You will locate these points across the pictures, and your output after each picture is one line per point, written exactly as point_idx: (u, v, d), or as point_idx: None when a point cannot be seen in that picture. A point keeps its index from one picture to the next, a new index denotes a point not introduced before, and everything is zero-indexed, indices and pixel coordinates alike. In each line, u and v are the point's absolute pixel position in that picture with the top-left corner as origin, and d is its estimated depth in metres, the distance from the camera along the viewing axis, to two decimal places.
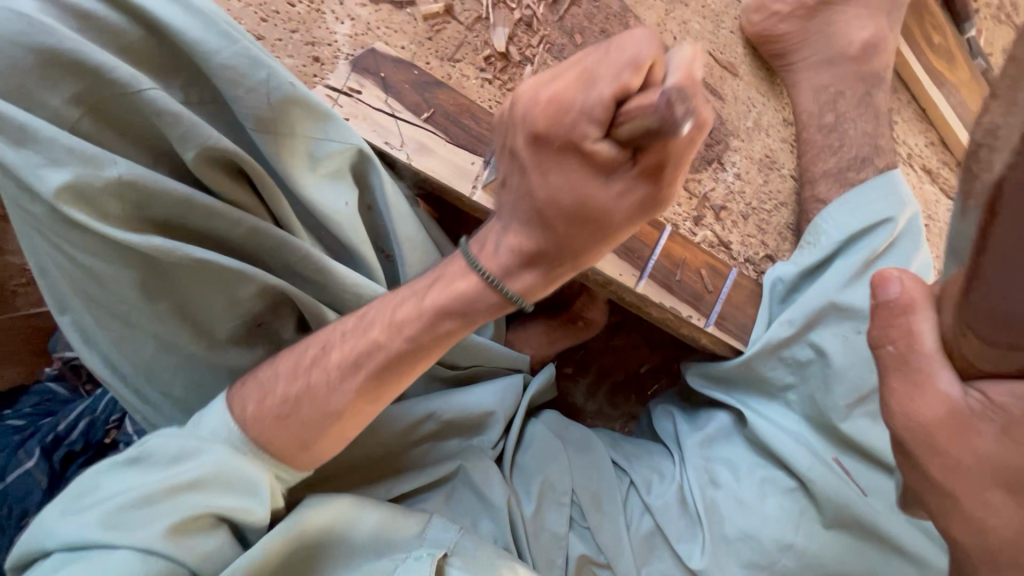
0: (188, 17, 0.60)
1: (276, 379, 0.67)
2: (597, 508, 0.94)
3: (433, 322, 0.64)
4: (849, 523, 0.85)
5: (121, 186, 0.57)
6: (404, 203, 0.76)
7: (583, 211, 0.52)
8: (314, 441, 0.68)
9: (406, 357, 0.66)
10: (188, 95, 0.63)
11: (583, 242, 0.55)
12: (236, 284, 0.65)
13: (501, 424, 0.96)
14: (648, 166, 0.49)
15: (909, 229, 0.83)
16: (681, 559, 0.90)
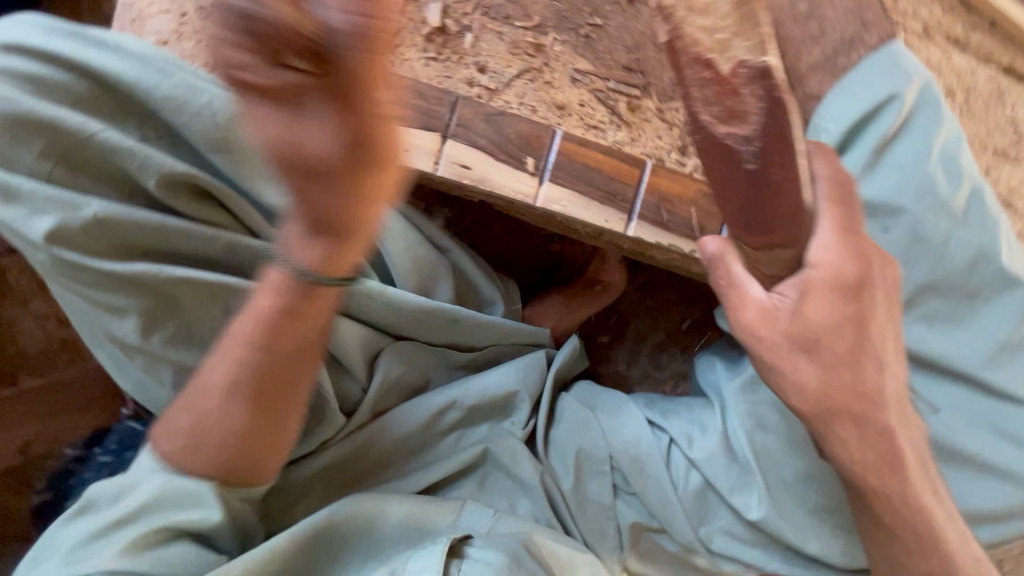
0: (123, 61, 0.65)
1: (180, 410, 0.70)
2: (639, 471, 0.89)
3: (276, 326, 0.66)
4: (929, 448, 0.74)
5: (97, 223, 0.64)
6: None
7: (360, 164, 0.46)
8: (242, 450, 0.70)
9: (299, 351, 0.69)
10: (143, 132, 0.68)
11: (370, 200, 0.50)
12: (229, 297, 0.71)
13: (527, 401, 0.94)
14: (373, 126, 0.44)
15: (924, 103, 0.74)
16: (738, 511, 0.86)
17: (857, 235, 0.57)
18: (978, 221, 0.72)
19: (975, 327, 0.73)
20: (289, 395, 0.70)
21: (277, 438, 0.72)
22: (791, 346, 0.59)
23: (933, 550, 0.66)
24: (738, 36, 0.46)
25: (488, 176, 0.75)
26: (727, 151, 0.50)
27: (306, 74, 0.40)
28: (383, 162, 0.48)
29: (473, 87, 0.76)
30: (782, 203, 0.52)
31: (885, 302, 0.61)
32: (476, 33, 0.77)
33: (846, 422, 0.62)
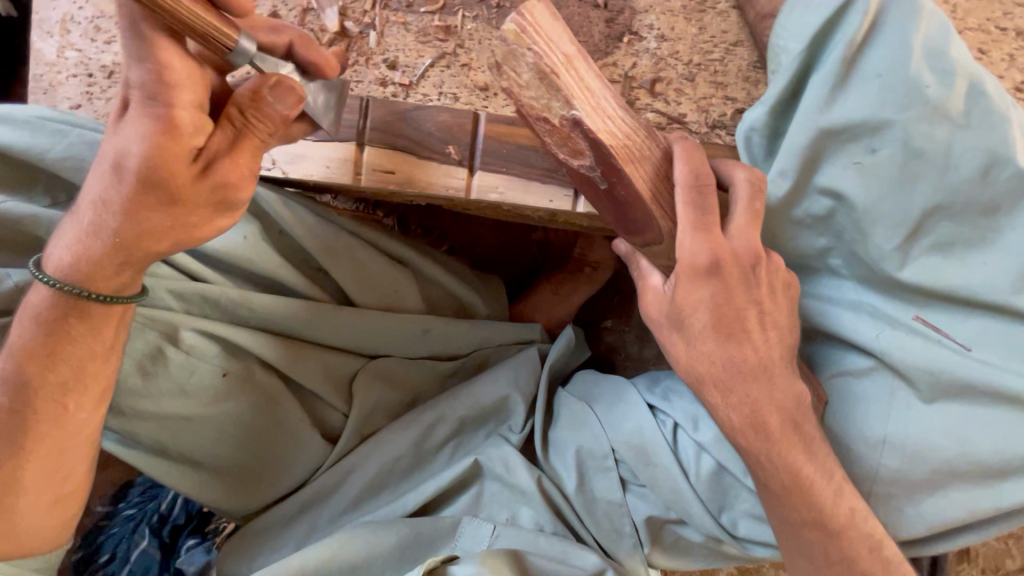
0: (15, 131, 0.62)
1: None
2: (645, 462, 0.81)
3: (35, 346, 0.59)
4: (956, 389, 0.65)
5: (23, 290, 0.62)
6: (309, 217, 0.79)
7: (150, 176, 0.51)
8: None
9: (48, 386, 0.60)
10: (55, 197, 0.65)
11: (157, 218, 0.54)
12: (178, 335, 0.73)
13: (521, 406, 0.87)
14: (202, 143, 0.52)
15: None
16: (757, 492, 0.77)
17: (706, 229, 0.57)
18: (983, 120, 0.60)
19: (1003, 246, 0.62)
20: (49, 440, 0.61)
21: (65, 481, 0.64)
22: (666, 321, 0.61)
23: (815, 524, 0.63)
24: (555, 100, 0.52)
25: (417, 177, 0.71)
26: (585, 179, 0.58)
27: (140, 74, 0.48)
28: (183, 198, 0.53)
29: (386, 86, 0.73)
30: (637, 209, 0.58)
31: (742, 286, 0.60)
32: (381, 32, 0.73)
33: (724, 395, 0.62)
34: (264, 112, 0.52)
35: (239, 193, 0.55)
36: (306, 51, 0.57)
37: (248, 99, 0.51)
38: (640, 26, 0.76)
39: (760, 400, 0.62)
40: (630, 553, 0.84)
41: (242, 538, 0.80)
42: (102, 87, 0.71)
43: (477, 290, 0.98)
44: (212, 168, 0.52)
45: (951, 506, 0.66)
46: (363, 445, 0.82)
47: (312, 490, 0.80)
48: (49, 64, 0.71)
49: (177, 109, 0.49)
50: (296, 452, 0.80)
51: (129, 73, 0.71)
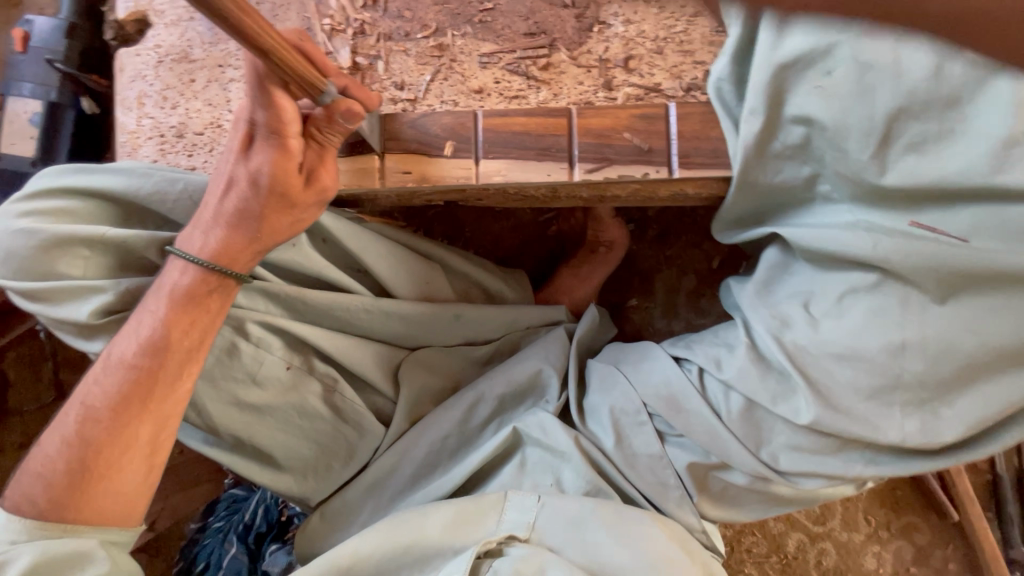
0: (110, 175, 0.77)
1: (94, 422, 0.72)
2: (676, 409, 0.85)
3: (170, 318, 0.73)
4: (967, 280, 0.67)
5: (129, 293, 0.76)
6: (348, 223, 0.90)
7: (275, 187, 0.69)
8: (117, 474, 0.72)
9: (175, 351, 0.74)
10: (145, 224, 0.79)
11: (280, 219, 0.72)
12: (244, 337, 0.83)
13: (556, 379, 0.93)
14: (303, 160, 0.70)
15: None
16: (789, 421, 0.79)
17: None
18: (926, 27, 0.65)
19: (974, 134, 0.64)
20: (169, 403, 0.75)
21: (163, 447, 0.76)
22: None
23: None
24: None
25: (433, 174, 0.82)
26: None
27: (265, 116, 0.65)
28: (297, 202, 0.72)
29: (396, 104, 0.86)
30: None
31: None
32: (387, 60, 0.86)
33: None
34: (336, 127, 0.68)
35: (331, 192, 0.74)
36: (359, 92, 0.70)
37: (326, 121, 0.67)
38: (607, 15, 0.85)
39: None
40: (679, 504, 0.86)
41: (319, 521, 0.90)
42: (172, 143, 0.87)
43: (503, 279, 1.06)
44: (314, 177, 0.72)
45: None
46: (412, 432, 0.90)
47: (374, 472, 0.88)
48: (130, 132, 0.88)
49: (289, 137, 0.67)
50: (354, 436, 0.89)
51: (191, 129, 0.87)
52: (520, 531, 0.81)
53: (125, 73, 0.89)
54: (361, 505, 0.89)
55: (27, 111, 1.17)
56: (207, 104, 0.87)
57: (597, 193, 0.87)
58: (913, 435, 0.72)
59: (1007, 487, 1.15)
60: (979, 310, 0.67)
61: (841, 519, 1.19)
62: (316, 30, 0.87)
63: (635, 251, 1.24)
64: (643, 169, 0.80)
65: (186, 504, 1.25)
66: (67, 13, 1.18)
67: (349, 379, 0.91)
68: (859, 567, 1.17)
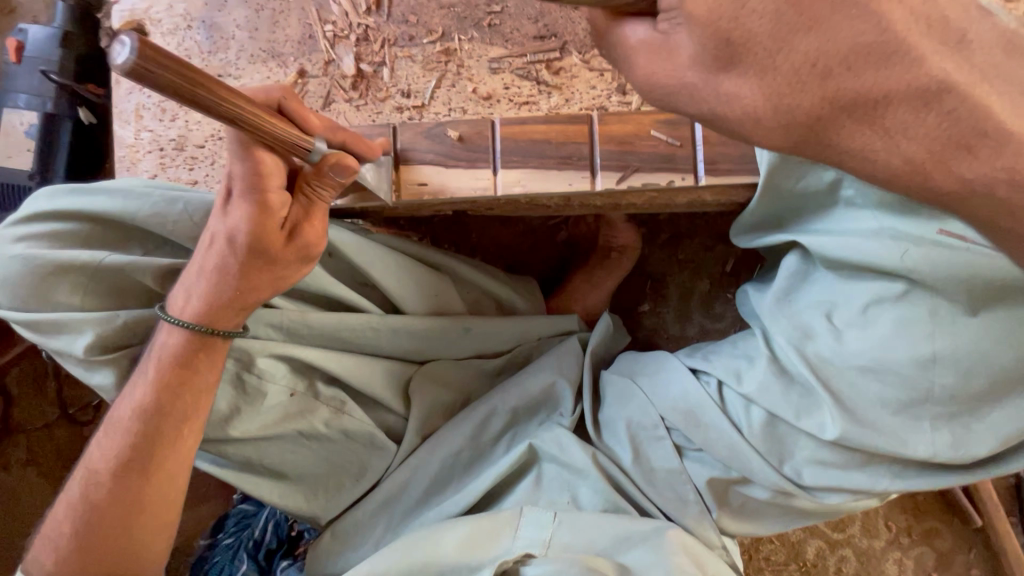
0: (107, 197, 0.74)
1: (98, 477, 0.72)
2: (695, 424, 0.83)
3: (162, 377, 0.71)
4: (1003, 292, 0.65)
5: (133, 325, 0.74)
6: (355, 235, 0.87)
7: (254, 245, 0.65)
8: (120, 536, 0.72)
9: (171, 414, 0.72)
10: (146, 246, 0.76)
11: (260, 275, 0.69)
12: (251, 355, 0.81)
13: (571, 394, 0.90)
14: (286, 215, 0.66)
15: None
16: (814, 436, 0.76)
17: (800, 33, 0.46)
18: None
19: None
20: (168, 463, 0.73)
21: (172, 505, 0.75)
22: (704, 63, 0.47)
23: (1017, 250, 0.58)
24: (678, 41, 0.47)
25: (443, 186, 0.79)
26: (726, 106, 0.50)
27: (242, 170, 0.60)
28: (278, 259, 0.68)
29: (402, 112, 0.83)
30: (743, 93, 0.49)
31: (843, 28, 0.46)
32: (393, 67, 0.83)
33: (853, 130, 0.50)
34: (327, 182, 0.64)
35: (315, 247, 0.70)
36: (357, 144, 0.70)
37: (314, 175, 0.63)
38: None
39: (930, 116, 0.49)
40: (700, 520, 0.84)
41: (329, 538, 0.88)
42: (172, 157, 0.84)
43: (513, 288, 1.03)
44: (298, 232, 0.67)
45: None
46: (423, 448, 0.88)
47: (383, 491, 0.86)
48: (129, 146, 0.85)
49: (269, 193, 0.62)
50: (366, 453, 0.87)
51: (191, 142, 0.84)
52: (537, 548, 0.79)
53: (122, 85, 0.86)
54: (374, 524, 0.87)
55: (23, 123, 1.14)
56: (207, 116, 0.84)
57: (611, 201, 0.84)
58: (944, 450, 0.70)
59: None
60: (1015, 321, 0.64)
61: (861, 526, 1.17)
62: (318, 37, 0.84)
63: (646, 255, 1.21)
64: (664, 177, 0.77)
65: (194, 519, 1.23)
66: (61, 21, 1.15)
67: (358, 397, 0.89)
68: (880, 574, 1.15)
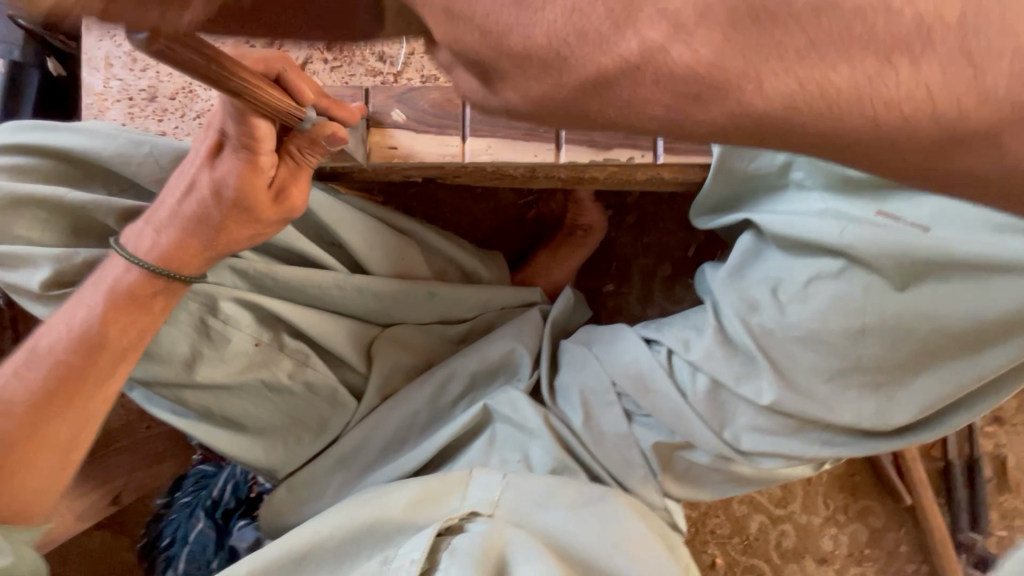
0: (73, 135, 0.74)
1: (12, 408, 0.71)
2: (644, 391, 0.88)
3: (105, 314, 0.71)
4: (928, 267, 0.70)
5: (89, 264, 0.74)
6: (323, 195, 0.89)
7: (241, 201, 0.67)
8: (24, 471, 0.71)
9: (111, 350, 0.72)
10: (109, 188, 0.77)
11: (240, 229, 0.70)
12: (212, 309, 0.82)
13: (529, 359, 0.94)
14: (275, 175, 0.68)
15: None
16: (752, 402, 0.81)
17: None
18: None
19: None
20: (94, 402, 0.74)
21: (80, 444, 0.76)
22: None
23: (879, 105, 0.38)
24: None
25: (413, 148, 0.81)
26: None
27: (237, 129, 0.61)
28: (260, 218, 0.69)
29: (376, 76, 0.85)
30: None
31: None
32: (367, 32, 0.85)
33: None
34: (318, 148, 0.67)
35: (299, 210, 0.72)
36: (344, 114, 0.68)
37: (307, 142, 0.66)
38: None
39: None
40: (643, 482, 0.89)
41: (288, 490, 0.90)
42: (141, 107, 0.84)
43: (479, 259, 1.05)
44: (284, 195, 0.69)
45: (981, 348, 0.70)
46: (384, 407, 0.91)
47: (342, 446, 0.89)
48: (97, 94, 0.85)
49: (261, 153, 0.64)
50: (327, 410, 0.90)
51: (162, 94, 0.84)
52: (484, 508, 0.82)
53: (92, 33, 0.85)
54: (331, 480, 0.90)
55: None
56: (180, 69, 0.85)
57: (574, 175, 0.88)
58: (868, 417, 0.76)
59: (959, 474, 1.20)
60: (935, 296, 0.70)
61: (801, 503, 1.23)
62: None
63: (613, 238, 1.25)
64: (625, 153, 0.80)
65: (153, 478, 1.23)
66: None
67: (322, 355, 0.91)
68: (816, 549, 1.22)
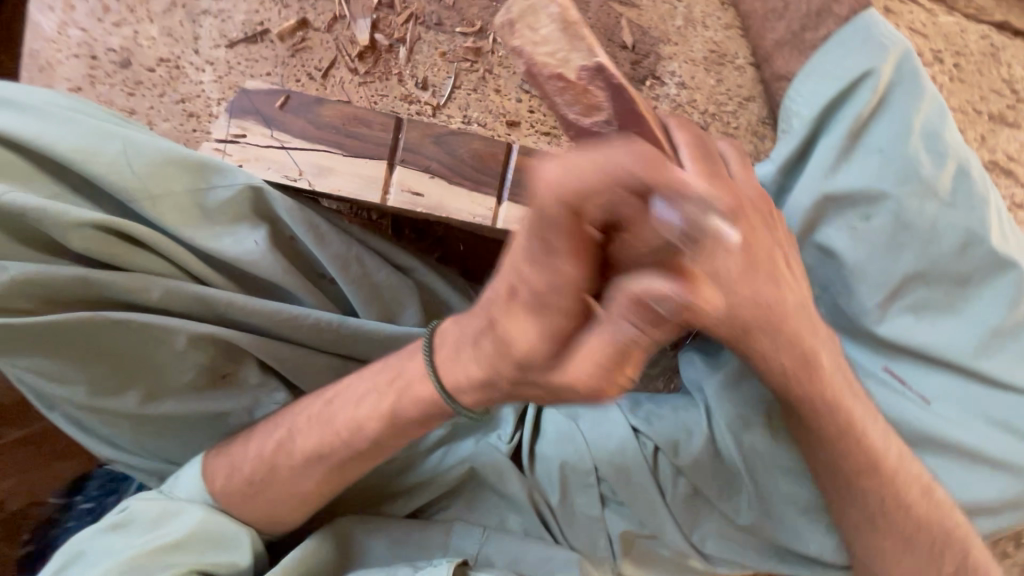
0: (28, 119, 0.61)
1: (245, 451, 0.66)
2: (625, 480, 0.86)
3: (364, 419, 0.61)
4: (929, 443, 0.70)
5: (20, 284, 0.58)
6: (319, 219, 0.71)
7: (531, 367, 0.42)
8: (264, 499, 0.67)
9: (348, 449, 0.63)
10: (58, 188, 0.62)
11: (532, 393, 0.47)
12: (166, 339, 0.63)
13: (511, 419, 0.89)
14: (583, 363, 0.40)
15: (900, 76, 0.67)
16: (728, 517, 0.84)
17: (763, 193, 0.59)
18: (966, 202, 0.66)
19: (967, 314, 0.69)
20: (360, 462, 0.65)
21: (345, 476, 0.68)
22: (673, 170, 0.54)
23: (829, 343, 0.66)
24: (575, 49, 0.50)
25: (439, 201, 0.69)
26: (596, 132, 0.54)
27: (545, 257, 0.35)
28: (555, 393, 0.44)
29: (411, 103, 0.72)
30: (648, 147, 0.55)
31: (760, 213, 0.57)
32: (410, 48, 0.72)
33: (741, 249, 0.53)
34: (612, 315, 0.37)
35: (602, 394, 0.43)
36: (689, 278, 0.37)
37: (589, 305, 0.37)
38: (664, 71, 0.79)
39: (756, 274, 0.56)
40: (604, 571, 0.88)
41: None
42: (105, 71, 0.69)
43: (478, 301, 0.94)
44: (566, 370, 0.41)
45: None
46: None
47: None
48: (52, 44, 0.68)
49: (564, 294, 0.36)
50: None
51: (139, 63, 0.70)
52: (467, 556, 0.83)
53: None
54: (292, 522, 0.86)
55: None
56: (165, 36, 0.70)
57: None
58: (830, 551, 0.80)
59: None
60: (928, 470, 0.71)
61: None
62: None
63: None
64: None
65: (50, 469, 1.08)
66: None
67: None
68: None
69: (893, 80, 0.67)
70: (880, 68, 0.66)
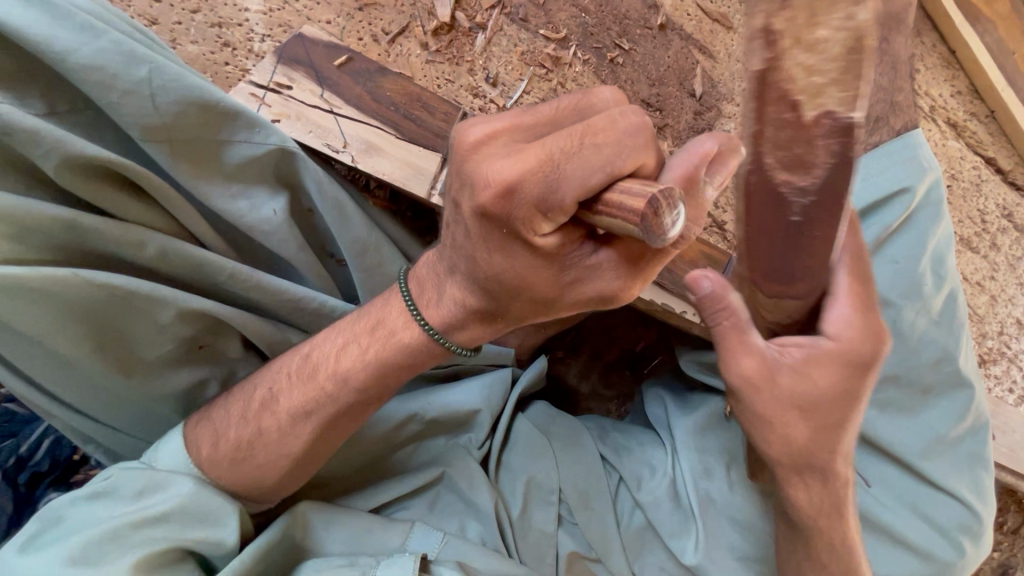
0: (33, 11, 0.48)
1: (228, 418, 0.56)
2: (585, 504, 0.86)
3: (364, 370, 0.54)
4: (870, 523, 0.77)
5: None
6: (344, 194, 0.64)
7: (526, 288, 0.44)
8: (256, 464, 0.56)
9: (343, 397, 0.56)
10: (52, 103, 0.51)
11: (527, 311, 0.47)
12: (149, 306, 0.53)
13: (487, 424, 0.86)
14: (571, 268, 0.43)
15: (927, 200, 0.74)
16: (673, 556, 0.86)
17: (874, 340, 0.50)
18: (948, 324, 0.74)
19: (922, 418, 0.77)
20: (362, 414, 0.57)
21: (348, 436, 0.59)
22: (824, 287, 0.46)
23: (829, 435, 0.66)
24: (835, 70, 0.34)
25: None
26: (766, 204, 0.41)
27: (516, 155, 0.39)
28: (552, 303, 0.46)
29: (474, 94, 0.72)
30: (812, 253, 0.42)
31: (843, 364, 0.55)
32: (488, 37, 0.73)
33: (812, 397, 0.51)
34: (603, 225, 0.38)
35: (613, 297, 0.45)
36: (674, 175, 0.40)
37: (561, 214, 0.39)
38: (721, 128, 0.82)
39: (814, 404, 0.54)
40: None
41: None
42: None
43: None
44: (569, 279, 0.43)
45: None
46: None
47: None
48: None
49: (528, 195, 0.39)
50: None
51: None
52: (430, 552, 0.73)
53: None
54: None
55: None
56: None
57: None
58: None
59: None
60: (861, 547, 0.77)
61: None
62: None
63: None
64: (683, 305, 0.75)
65: None
66: None
67: None
68: None
69: (924, 201, 0.73)
70: (913, 186, 0.73)
